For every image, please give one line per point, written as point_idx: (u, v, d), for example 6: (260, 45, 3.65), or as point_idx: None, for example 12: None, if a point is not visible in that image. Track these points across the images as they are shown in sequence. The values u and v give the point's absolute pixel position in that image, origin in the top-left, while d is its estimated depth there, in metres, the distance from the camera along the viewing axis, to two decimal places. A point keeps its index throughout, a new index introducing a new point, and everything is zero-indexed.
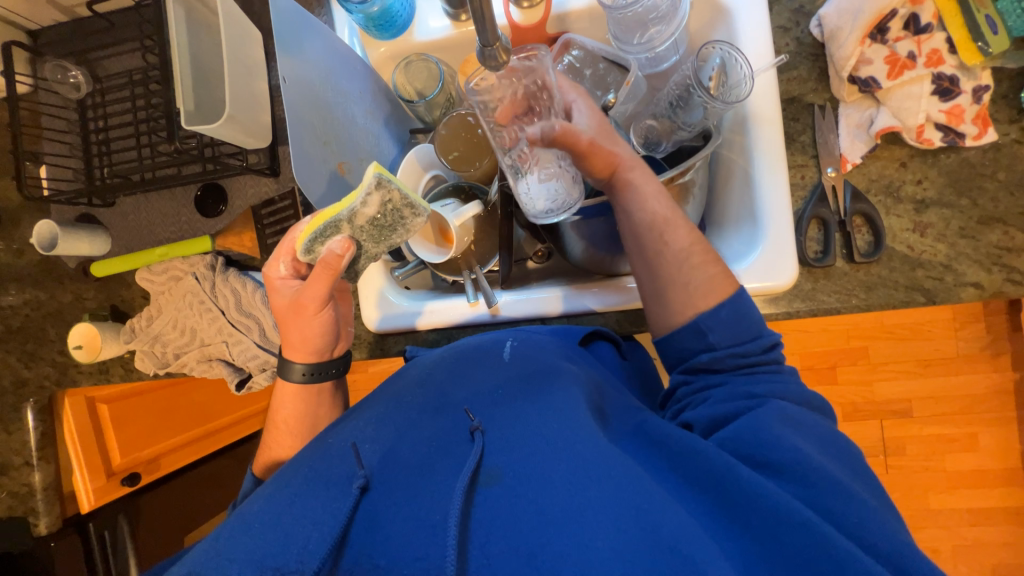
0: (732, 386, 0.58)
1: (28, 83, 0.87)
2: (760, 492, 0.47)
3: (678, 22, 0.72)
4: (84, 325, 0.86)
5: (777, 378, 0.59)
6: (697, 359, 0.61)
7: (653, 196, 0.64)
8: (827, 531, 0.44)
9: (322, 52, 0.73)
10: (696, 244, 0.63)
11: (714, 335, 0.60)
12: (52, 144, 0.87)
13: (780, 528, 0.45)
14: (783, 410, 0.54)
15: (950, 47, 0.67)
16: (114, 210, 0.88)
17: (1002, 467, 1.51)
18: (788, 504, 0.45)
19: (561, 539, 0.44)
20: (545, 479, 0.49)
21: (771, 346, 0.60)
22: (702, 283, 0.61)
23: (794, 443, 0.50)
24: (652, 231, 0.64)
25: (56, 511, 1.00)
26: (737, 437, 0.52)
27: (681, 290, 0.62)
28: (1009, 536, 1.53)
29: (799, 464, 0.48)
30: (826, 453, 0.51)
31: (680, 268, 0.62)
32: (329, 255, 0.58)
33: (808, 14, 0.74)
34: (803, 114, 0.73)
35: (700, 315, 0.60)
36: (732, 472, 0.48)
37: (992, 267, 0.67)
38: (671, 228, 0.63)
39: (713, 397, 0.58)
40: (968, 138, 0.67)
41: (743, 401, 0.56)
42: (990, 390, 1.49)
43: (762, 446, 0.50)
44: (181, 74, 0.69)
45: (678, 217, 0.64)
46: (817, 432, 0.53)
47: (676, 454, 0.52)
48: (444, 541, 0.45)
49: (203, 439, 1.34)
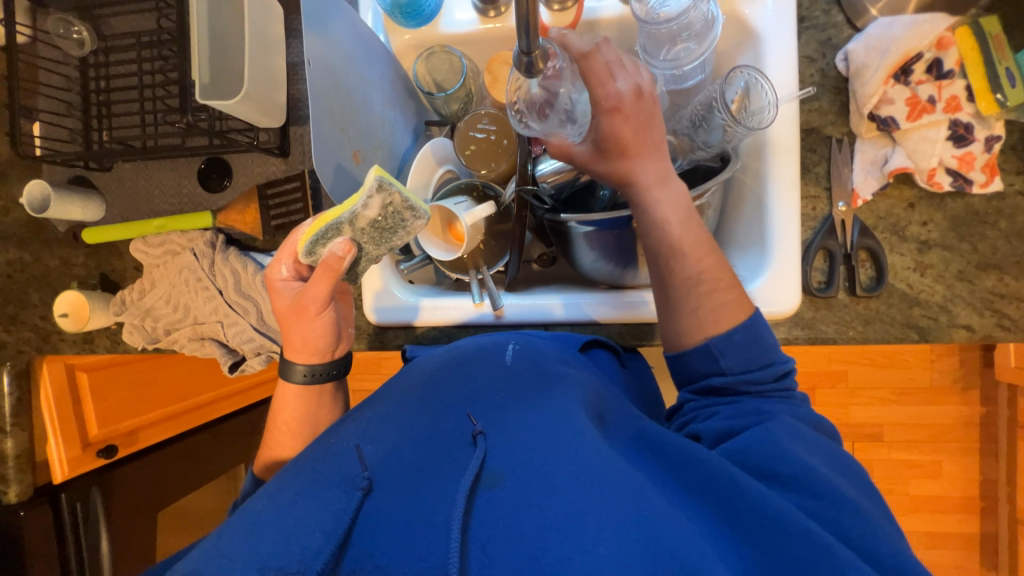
0: (744, 405, 0.59)
1: (27, 34, 0.83)
2: (766, 501, 0.47)
3: (710, 42, 0.72)
4: (71, 293, 0.83)
5: (787, 403, 0.60)
6: (708, 382, 0.61)
7: (669, 219, 0.62)
8: (829, 540, 0.44)
9: (347, 35, 0.71)
10: (707, 272, 0.61)
11: (726, 360, 0.60)
12: (49, 101, 0.83)
13: (789, 540, 0.45)
14: (792, 426, 0.55)
15: (968, 94, 0.68)
16: (111, 175, 0.85)
17: (961, 495, 1.58)
18: (791, 513, 0.46)
19: (562, 544, 0.44)
20: (548, 481, 0.49)
21: (783, 374, 0.61)
22: (712, 310, 0.61)
23: (803, 458, 0.51)
24: (661, 256, 0.63)
25: (27, 479, 0.97)
26: (745, 450, 0.53)
27: (690, 316, 0.62)
28: (961, 560, 1.61)
29: (807, 476, 0.50)
30: (832, 466, 0.53)
31: (688, 294, 0.62)
32: (329, 256, 0.56)
33: (834, 47, 0.74)
34: (820, 145, 0.75)
35: (712, 339, 0.60)
36: (734, 481, 0.49)
37: (984, 311, 0.70)
38: (679, 255, 0.62)
39: (723, 412, 0.59)
40: (975, 185, 0.69)
41: (754, 416, 0.57)
42: (958, 420, 1.56)
43: (773, 458, 0.51)
44: (198, 44, 0.66)
45: (689, 241, 0.62)
46: (829, 450, 0.55)
47: (679, 460, 0.53)
48: (447, 541, 0.45)
49: (184, 415, 1.30)
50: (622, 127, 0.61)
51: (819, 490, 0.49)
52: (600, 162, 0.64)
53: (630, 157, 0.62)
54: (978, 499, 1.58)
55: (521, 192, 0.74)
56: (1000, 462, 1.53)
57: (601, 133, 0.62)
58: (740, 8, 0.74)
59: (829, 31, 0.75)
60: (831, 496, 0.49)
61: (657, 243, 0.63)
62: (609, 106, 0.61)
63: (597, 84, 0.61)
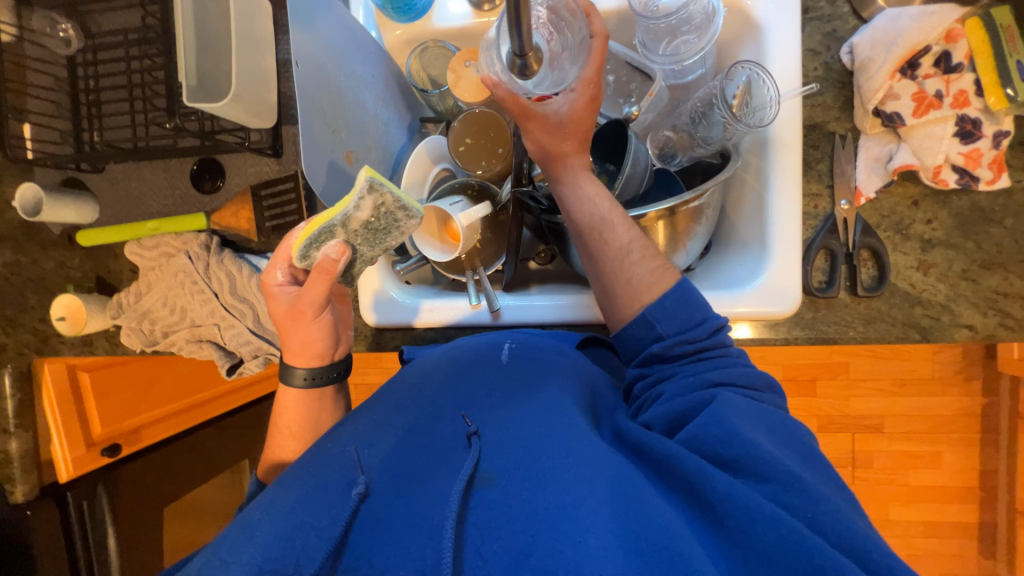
0: (684, 379, 0.57)
1: (12, 32, 0.82)
2: (731, 491, 0.46)
3: (711, 36, 0.70)
4: (68, 296, 0.83)
5: (725, 361, 0.58)
6: (648, 351, 0.60)
7: (592, 197, 0.64)
8: (794, 523, 0.43)
9: (336, 32, 0.69)
10: (635, 241, 0.62)
11: (662, 325, 0.59)
12: (38, 101, 0.82)
13: (756, 527, 0.44)
14: (734, 401, 0.54)
15: (977, 89, 0.66)
16: (103, 176, 0.84)
17: (960, 485, 1.59)
18: (756, 501, 0.45)
19: (554, 539, 0.44)
20: (540, 479, 0.49)
21: (717, 330, 0.60)
22: (644, 277, 0.61)
23: (751, 437, 0.50)
24: (593, 229, 0.63)
25: (33, 478, 0.98)
26: (694, 437, 0.52)
27: (626, 286, 0.62)
28: (958, 548, 1.62)
29: (755, 458, 0.48)
30: (776, 439, 0.51)
31: (621, 265, 0.62)
32: (324, 259, 0.56)
33: (839, 39, 0.72)
34: (823, 142, 0.73)
35: (648, 308, 0.60)
36: (704, 473, 0.48)
37: (987, 310, 0.69)
38: (609, 226, 0.62)
39: (667, 393, 0.58)
40: (982, 183, 0.67)
41: (697, 396, 0.55)
42: (958, 412, 1.55)
43: (721, 441, 0.50)
44: (184, 45, 0.65)
45: (617, 213, 0.63)
46: (770, 420, 0.54)
47: (656, 460, 0.52)
48: (441, 545, 0.45)
49: (188, 411, 1.30)
50: (579, 97, 0.64)
51: (770, 474, 0.47)
52: (552, 133, 0.65)
53: (576, 147, 0.66)
54: (976, 489, 1.59)
55: (516, 192, 0.75)
56: (1000, 452, 1.54)
57: (570, 110, 0.64)
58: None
59: (834, 22, 0.72)
60: (782, 476, 0.47)
61: (587, 217, 0.63)
62: (589, 91, 0.64)
63: (593, 67, 0.63)
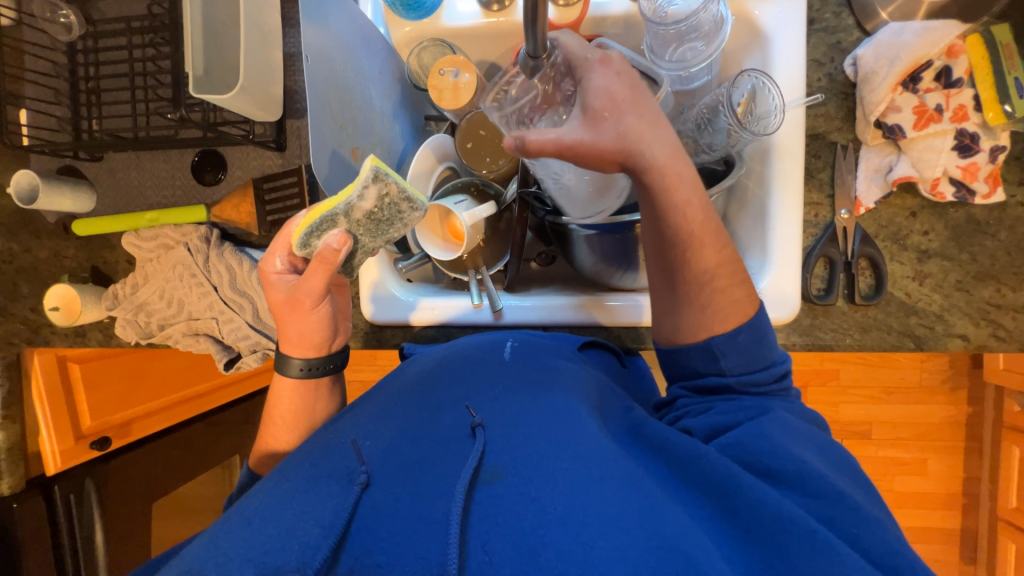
0: (742, 402, 0.57)
1: (12, 17, 0.80)
2: (764, 498, 0.47)
3: (718, 44, 0.72)
4: (62, 286, 0.82)
5: (785, 400, 0.59)
6: (705, 381, 0.60)
7: (682, 208, 0.58)
8: (829, 539, 0.43)
9: (346, 26, 0.69)
10: (724, 264, 0.59)
11: (728, 360, 0.58)
12: (36, 87, 0.81)
13: (784, 532, 0.44)
14: (789, 421, 0.55)
15: (975, 104, 0.68)
16: (102, 166, 0.83)
17: (944, 492, 1.62)
18: (791, 510, 0.45)
19: (564, 539, 0.44)
20: (547, 477, 0.49)
21: (782, 374, 0.60)
22: (721, 308, 0.59)
23: (799, 455, 0.50)
24: (675, 246, 0.59)
25: (19, 471, 0.96)
26: (739, 443, 0.52)
27: (697, 311, 0.59)
28: (941, 554, 1.65)
29: (800, 473, 0.49)
30: (825, 460, 0.52)
31: (702, 290, 0.59)
32: (324, 248, 0.55)
33: (843, 51, 0.74)
34: (825, 151, 0.74)
35: (716, 338, 0.59)
36: (734, 477, 0.49)
37: (980, 321, 0.70)
38: (692, 251, 0.59)
39: (717, 408, 0.58)
40: (977, 196, 0.68)
41: (747, 412, 0.56)
42: (944, 420, 1.58)
43: (766, 454, 0.51)
44: (192, 35, 0.65)
45: (707, 233, 0.58)
46: (822, 443, 0.54)
47: (675, 457, 0.53)
48: (445, 539, 0.44)
49: (178, 406, 1.28)
50: (619, 84, 0.58)
51: (816, 488, 0.48)
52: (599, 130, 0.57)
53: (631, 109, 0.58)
54: (959, 496, 1.62)
55: (522, 194, 0.75)
56: (983, 460, 1.57)
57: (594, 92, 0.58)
58: (749, 8, 0.72)
59: (838, 34, 0.74)
60: (821, 488, 0.48)
61: (673, 231, 0.58)
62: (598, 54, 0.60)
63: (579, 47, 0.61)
